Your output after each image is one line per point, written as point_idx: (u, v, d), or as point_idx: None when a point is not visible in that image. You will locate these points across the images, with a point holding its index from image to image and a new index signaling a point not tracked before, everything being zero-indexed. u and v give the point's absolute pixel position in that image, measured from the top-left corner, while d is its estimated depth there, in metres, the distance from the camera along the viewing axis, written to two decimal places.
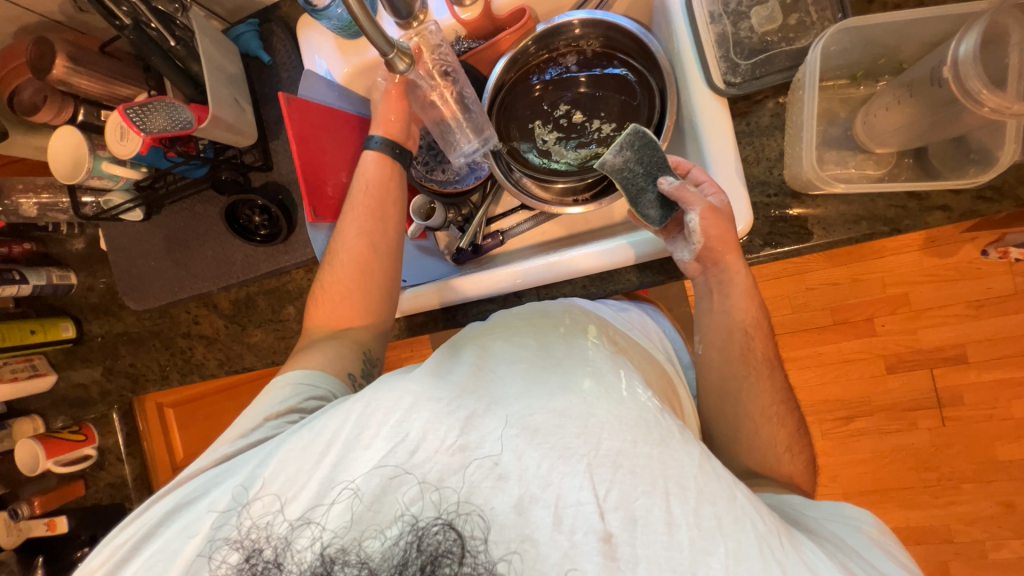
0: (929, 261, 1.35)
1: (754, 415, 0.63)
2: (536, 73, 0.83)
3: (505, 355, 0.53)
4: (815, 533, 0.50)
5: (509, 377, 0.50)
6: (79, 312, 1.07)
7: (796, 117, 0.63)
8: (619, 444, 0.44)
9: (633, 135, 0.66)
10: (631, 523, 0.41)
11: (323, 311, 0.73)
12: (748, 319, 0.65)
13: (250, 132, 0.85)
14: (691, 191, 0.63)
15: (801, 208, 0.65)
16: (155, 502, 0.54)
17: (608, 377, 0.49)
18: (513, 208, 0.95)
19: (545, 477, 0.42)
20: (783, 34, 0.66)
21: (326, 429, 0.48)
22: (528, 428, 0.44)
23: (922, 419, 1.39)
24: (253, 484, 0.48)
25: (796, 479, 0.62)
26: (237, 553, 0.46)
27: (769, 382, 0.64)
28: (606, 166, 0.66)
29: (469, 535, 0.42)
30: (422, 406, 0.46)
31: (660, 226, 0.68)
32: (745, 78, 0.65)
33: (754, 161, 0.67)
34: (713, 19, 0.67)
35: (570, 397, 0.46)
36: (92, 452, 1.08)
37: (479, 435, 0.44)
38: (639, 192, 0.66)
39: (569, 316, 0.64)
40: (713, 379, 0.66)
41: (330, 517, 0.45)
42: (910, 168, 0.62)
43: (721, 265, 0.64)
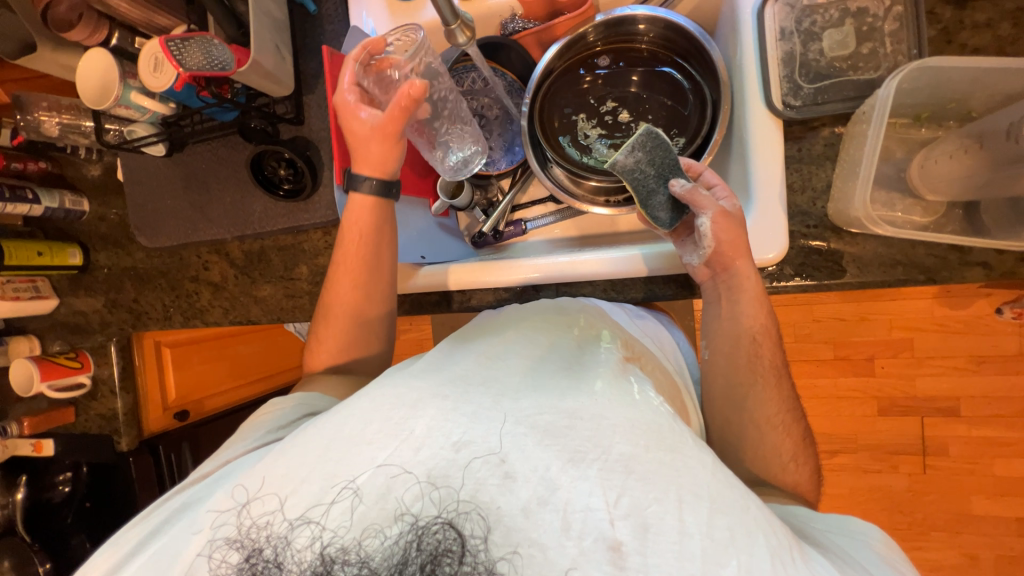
0: (940, 311, 1.35)
1: (761, 422, 0.62)
2: (587, 65, 0.81)
3: (514, 348, 0.55)
4: (826, 546, 0.49)
5: (516, 369, 0.52)
6: (87, 240, 1.06)
7: (854, 151, 0.61)
8: (630, 448, 0.43)
9: (645, 136, 0.66)
10: (641, 531, 0.40)
11: (326, 339, 0.73)
12: (756, 325, 0.64)
13: (287, 83, 0.82)
14: (703, 194, 0.63)
15: (839, 243, 0.64)
16: (161, 506, 0.54)
17: (622, 383, 0.51)
18: (540, 199, 0.93)
19: (553, 480, 0.42)
20: (853, 62, 0.63)
21: (323, 433, 0.47)
22: (537, 428, 0.45)
23: (904, 464, 1.40)
24: (253, 483, 0.47)
25: (802, 490, 0.62)
26: (237, 552, 0.44)
27: (775, 391, 0.64)
28: (617, 166, 0.66)
29: (469, 534, 0.41)
30: (427, 403, 0.46)
31: (670, 230, 0.67)
32: (805, 102, 0.64)
33: (798, 189, 0.66)
34: (783, 35, 0.65)
35: (580, 397, 0.48)
36: (86, 381, 1.06)
37: (485, 428, 0.45)
38: (650, 194, 0.66)
39: (585, 317, 0.64)
40: (720, 385, 0.66)
41: (331, 516, 0.43)
42: (957, 220, 0.61)
43: (731, 271, 0.64)
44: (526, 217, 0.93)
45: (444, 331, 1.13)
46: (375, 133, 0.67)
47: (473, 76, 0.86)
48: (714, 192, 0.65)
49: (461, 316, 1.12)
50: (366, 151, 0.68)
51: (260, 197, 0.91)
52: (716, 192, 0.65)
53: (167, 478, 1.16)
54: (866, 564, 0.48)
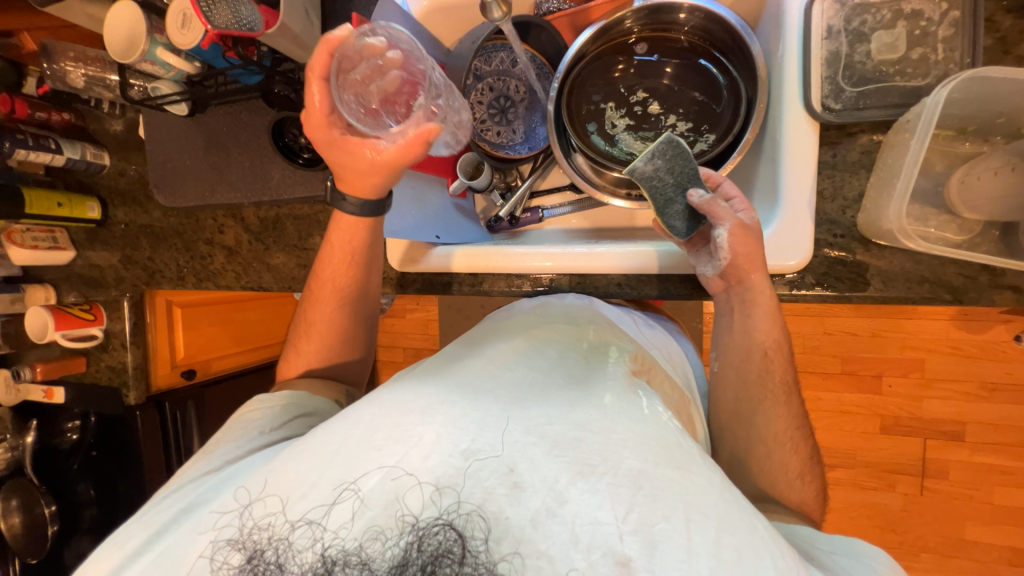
0: (955, 334, 1.32)
1: (767, 438, 0.62)
2: (621, 51, 0.79)
3: (522, 357, 0.56)
4: (835, 570, 0.49)
5: (521, 378, 0.53)
6: (106, 195, 1.06)
7: (892, 161, 0.59)
8: (639, 463, 0.44)
9: (666, 143, 0.64)
10: (649, 547, 0.40)
11: (309, 342, 0.73)
12: (769, 341, 0.63)
13: (314, 49, 0.81)
14: (721, 206, 0.62)
15: (865, 256, 0.62)
16: (158, 504, 0.54)
17: (630, 396, 0.52)
18: (559, 188, 0.92)
19: (561, 492, 0.42)
20: (901, 67, 0.61)
21: (327, 439, 0.48)
22: (546, 438, 0.45)
23: (901, 484, 1.39)
24: (259, 485, 0.48)
25: (806, 508, 0.62)
26: (239, 553, 0.45)
27: (783, 407, 0.63)
28: (635, 173, 0.64)
29: (470, 536, 0.41)
30: (436, 410, 0.47)
31: (685, 239, 0.66)
32: (846, 106, 0.61)
33: (829, 197, 0.64)
34: (830, 34, 0.62)
35: (589, 409, 0.48)
36: (99, 333, 1.08)
37: (494, 437, 0.45)
38: (668, 203, 0.64)
39: (594, 328, 0.65)
40: (728, 397, 0.66)
41: (330, 518, 0.43)
42: (992, 241, 0.59)
43: (746, 284, 0.63)
44: (542, 205, 0.92)
45: (451, 313, 1.13)
46: (377, 167, 0.62)
47: (502, 56, 0.84)
48: (732, 204, 0.64)
49: (469, 300, 1.12)
50: (367, 183, 0.64)
51: (278, 163, 0.91)
52: (734, 204, 0.64)
53: (172, 434, 1.19)
54: None
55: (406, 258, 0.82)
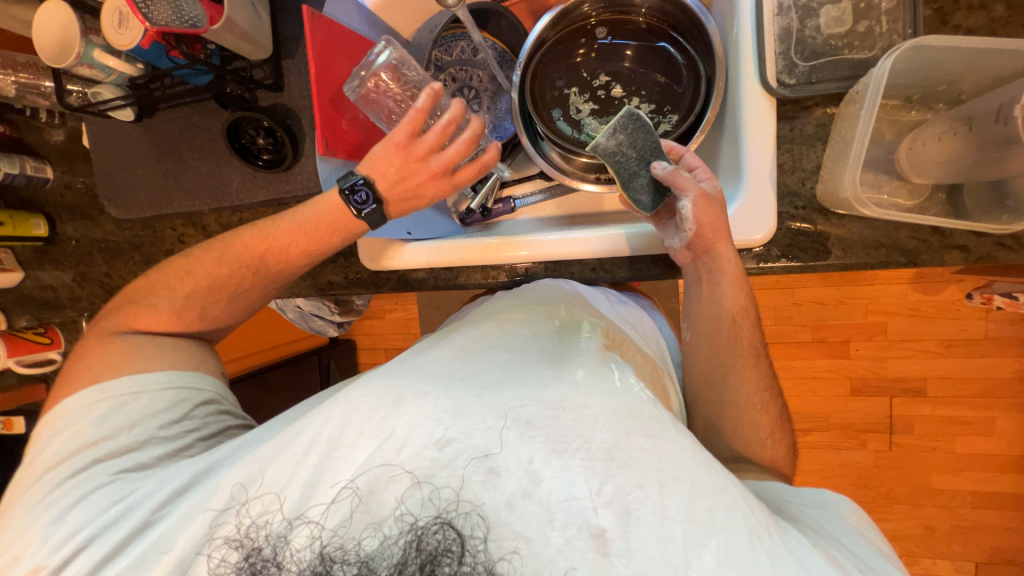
0: (914, 296, 1.39)
1: (740, 403, 0.64)
2: (581, 35, 0.79)
3: (496, 342, 0.57)
4: (803, 521, 0.52)
5: (495, 362, 0.53)
6: (53, 210, 1.00)
7: (845, 132, 0.61)
8: (612, 436, 0.45)
9: (626, 117, 0.65)
10: (624, 517, 0.41)
11: (205, 294, 0.68)
12: (736, 306, 0.65)
13: (264, 44, 0.78)
14: (684, 176, 0.63)
15: (825, 225, 0.65)
16: (64, 519, 0.51)
17: (603, 370, 0.52)
18: (530, 176, 0.91)
19: (536, 472, 0.43)
20: (849, 40, 0.62)
21: (304, 433, 0.47)
22: (520, 420, 0.46)
23: (872, 442, 1.47)
24: (252, 483, 0.47)
25: (777, 465, 0.64)
26: (236, 551, 0.45)
27: (754, 369, 0.65)
28: (599, 149, 0.64)
29: (469, 534, 0.42)
30: (408, 402, 0.46)
31: (652, 213, 0.67)
32: (800, 80, 0.63)
33: (789, 169, 0.66)
34: (781, 11, 0.63)
35: (562, 387, 0.48)
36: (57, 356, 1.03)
37: (469, 424, 0.45)
38: (632, 177, 0.65)
39: (566, 306, 0.67)
40: (702, 367, 0.68)
41: (329, 516, 0.44)
42: (941, 204, 0.62)
43: (712, 254, 0.64)
44: (514, 194, 0.91)
45: (431, 310, 1.12)
46: None
47: (463, 45, 0.83)
48: (695, 175, 0.65)
49: (448, 295, 1.11)
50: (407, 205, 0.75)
51: (238, 166, 0.87)
52: (698, 174, 0.65)
53: None
54: (839, 536, 0.51)
55: (378, 255, 0.79)
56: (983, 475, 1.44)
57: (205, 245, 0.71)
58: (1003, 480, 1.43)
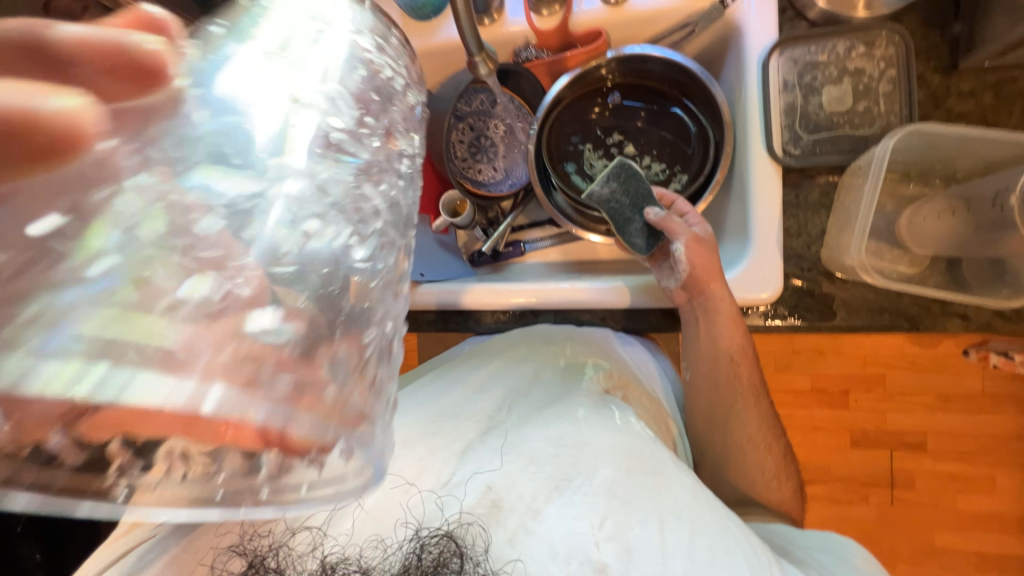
0: (911, 349, 1.41)
1: (743, 441, 0.66)
2: (597, 97, 0.84)
3: (499, 376, 0.65)
4: (805, 563, 0.56)
5: (492, 400, 0.62)
6: None
7: (849, 203, 0.64)
8: (614, 472, 0.52)
9: (619, 167, 0.68)
10: (625, 552, 0.48)
11: None
12: (733, 345, 0.66)
13: None
14: (676, 221, 0.66)
15: (830, 287, 0.67)
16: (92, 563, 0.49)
17: (603, 410, 0.59)
18: (540, 221, 0.94)
19: (538, 507, 0.51)
20: (849, 117, 0.67)
21: None
22: (524, 455, 0.54)
23: (873, 495, 1.44)
24: None
25: (785, 507, 0.66)
26: (239, 560, 0.46)
27: (755, 410, 0.67)
28: (594, 198, 0.68)
29: (469, 545, 0.47)
30: (417, 437, 0.56)
31: (647, 255, 0.69)
32: (804, 151, 0.67)
33: (795, 233, 0.68)
34: (786, 88, 0.68)
35: (564, 425, 0.57)
36: None
37: (474, 462, 0.54)
38: (626, 222, 0.68)
39: (571, 347, 0.69)
40: (703, 405, 0.69)
41: (334, 522, 0.49)
42: (941, 275, 0.64)
43: (707, 294, 0.65)
44: (524, 238, 0.94)
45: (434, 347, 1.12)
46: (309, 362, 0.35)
47: (482, 97, 0.86)
48: (686, 219, 0.68)
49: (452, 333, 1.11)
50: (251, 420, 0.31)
51: None
52: (688, 219, 0.68)
53: None
54: None
55: None
56: (986, 534, 1.41)
57: None
58: (1005, 540, 1.41)
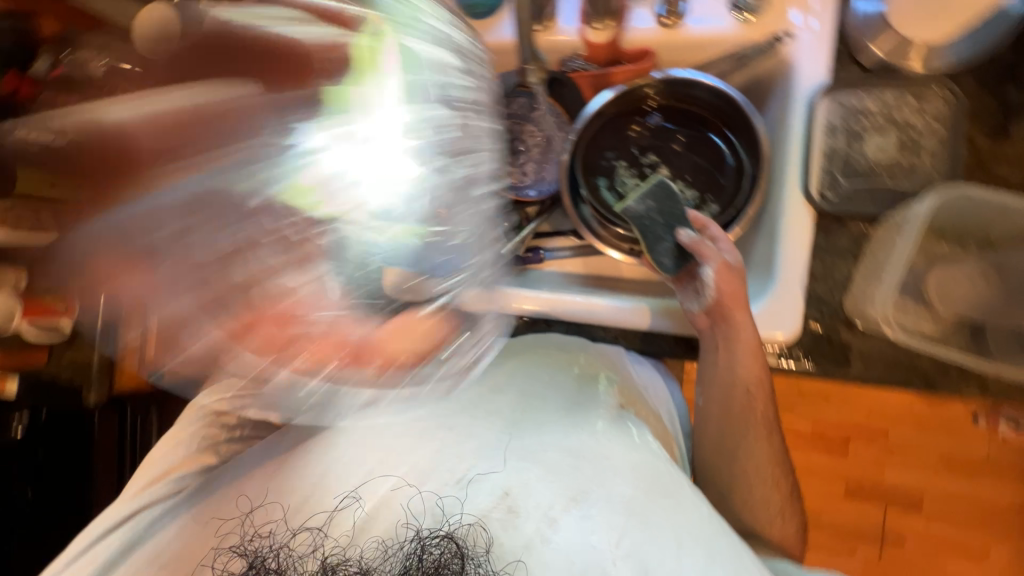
0: (917, 406, 1.39)
1: (750, 471, 0.66)
2: (637, 116, 0.84)
3: (513, 379, 0.64)
4: None
5: (505, 406, 0.60)
6: None
7: (883, 256, 0.65)
8: (631, 490, 0.53)
9: (656, 186, 0.69)
10: (641, 571, 0.48)
11: None
12: (752, 377, 0.65)
13: None
14: (708, 246, 0.65)
15: (849, 335, 0.66)
16: (110, 534, 0.58)
17: (623, 425, 0.60)
18: (563, 231, 0.93)
19: (555, 518, 0.50)
20: (890, 168, 0.68)
21: (314, 453, 0.56)
22: (542, 464, 0.54)
23: (859, 548, 1.42)
24: (257, 496, 0.54)
25: (783, 541, 0.66)
26: (240, 560, 0.48)
27: (766, 443, 0.66)
28: (628, 212, 0.68)
29: (471, 545, 0.48)
30: (430, 434, 0.56)
31: (672, 276, 0.67)
32: (841, 197, 0.67)
33: (819, 277, 0.68)
34: (830, 131, 0.68)
35: (583, 436, 0.57)
36: (66, 328, 1.00)
37: (489, 464, 0.54)
38: (657, 240, 0.67)
39: (586, 356, 0.70)
40: (712, 433, 0.69)
41: (333, 526, 0.50)
42: (965, 338, 0.64)
43: (730, 322, 0.65)
44: (544, 245, 0.93)
45: None
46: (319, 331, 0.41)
47: None
48: (718, 245, 0.66)
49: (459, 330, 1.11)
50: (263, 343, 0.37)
51: None
52: (721, 245, 0.66)
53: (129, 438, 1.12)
54: None
55: None
56: None
57: None
58: None
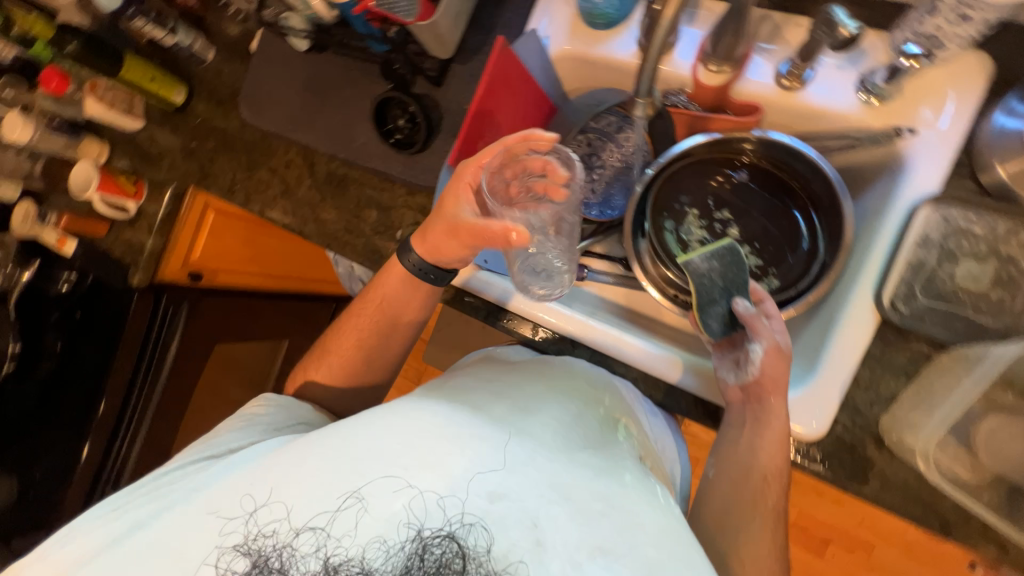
0: (912, 534, 1.33)
1: (745, 560, 0.62)
2: (722, 168, 0.81)
3: (546, 407, 0.58)
4: None
5: (542, 429, 0.54)
6: (196, 86, 1.08)
7: (940, 390, 0.62)
8: (655, 554, 0.47)
9: (725, 249, 0.67)
10: None
11: (319, 370, 0.75)
12: (770, 468, 0.63)
13: (449, 47, 0.82)
14: (761, 321, 0.64)
15: (876, 453, 0.63)
16: (130, 495, 0.53)
17: (647, 482, 0.56)
18: (613, 257, 0.90)
19: (580, 563, 0.45)
20: (977, 300, 0.63)
21: (326, 442, 0.50)
22: (571, 501, 0.48)
23: None
24: (262, 492, 0.49)
25: None
26: (244, 560, 0.47)
27: (769, 535, 0.63)
28: (689, 267, 0.67)
29: (470, 546, 0.46)
30: (450, 429, 0.51)
31: (716, 340, 0.68)
32: (913, 312, 0.63)
33: (864, 386, 0.65)
34: (924, 243, 0.64)
35: (611, 484, 0.52)
36: (131, 208, 1.12)
37: (518, 484, 0.48)
38: (711, 302, 0.67)
39: (610, 397, 0.66)
40: (715, 505, 0.66)
41: (335, 524, 0.46)
42: (998, 496, 0.60)
43: (763, 405, 0.63)
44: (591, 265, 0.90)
45: None
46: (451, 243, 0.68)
47: (612, 119, 0.86)
48: (770, 323, 0.65)
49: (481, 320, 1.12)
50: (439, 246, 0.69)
51: (368, 130, 0.92)
52: (772, 324, 0.65)
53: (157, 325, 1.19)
54: None
55: None
56: None
57: (318, 344, 0.77)
58: None
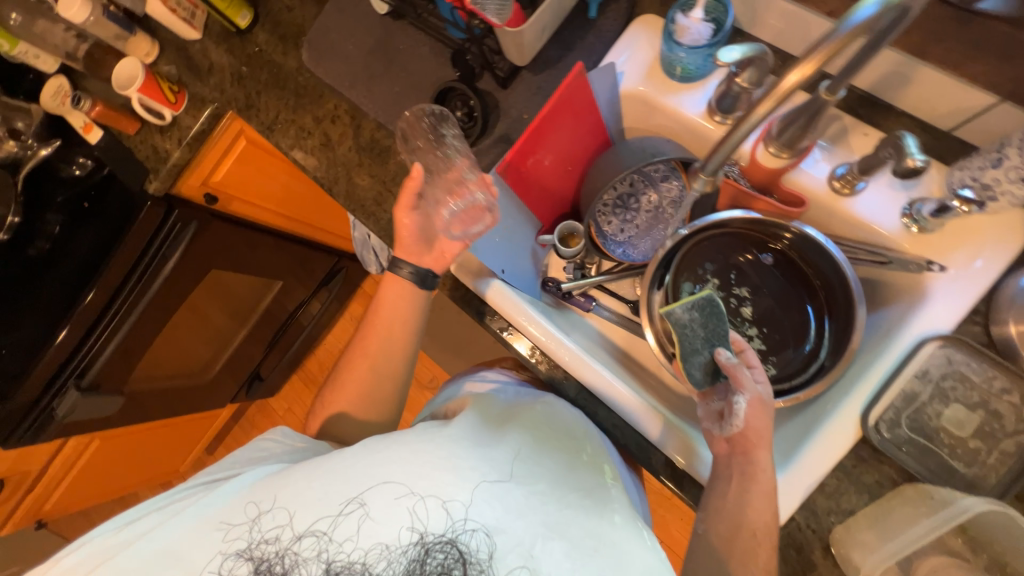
0: None
1: None
2: (753, 246, 0.83)
3: (544, 447, 0.61)
4: None
5: (542, 474, 0.58)
6: (263, 14, 1.06)
7: (898, 521, 0.63)
8: None
9: (705, 300, 0.68)
10: None
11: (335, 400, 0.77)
12: (760, 521, 0.60)
13: (527, 56, 0.81)
14: (743, 373, 0.65)
15: (821, 558, 0.66)
16: (143, 509, 0.59)
17: (636, 523, 0.59)
18: (623, 297, 0.93)
19: None
20: (953, 446, 0.65)
21: (327, 460, 0.57)
22: (564, 537, 0.53)
23: None
24: (264, 503, 0.55)
25: None
26: (248, 563, 0.53)
27: None
28: (671, 317, 0.67)
29: (470, 553, 0.52)
30: (452, 451, 0.56)
31: (698, 388, 0.70)
32: (891, 438, 0.65)
33: (828, 493, 0.67)
34: (921, 376, 0.66)
35: (602, 522, 0.56)
36: (167, 115, 1.08)
37: (517, 520, 0.53)
38: (693, 352, 0.68)
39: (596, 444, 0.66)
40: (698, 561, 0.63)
41: (337, 529, 0.53)
42: None
43: (750, 457, 0.63)
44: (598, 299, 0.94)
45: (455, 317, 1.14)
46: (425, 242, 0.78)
47: (660, 168, 0.88)
48: (752, 372, 0.67)
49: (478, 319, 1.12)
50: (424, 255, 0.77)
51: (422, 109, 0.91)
52: (754, 372, 0.67)
53: None
54: None
55: (468, 270, 0.78)
56: None
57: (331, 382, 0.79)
58: None
